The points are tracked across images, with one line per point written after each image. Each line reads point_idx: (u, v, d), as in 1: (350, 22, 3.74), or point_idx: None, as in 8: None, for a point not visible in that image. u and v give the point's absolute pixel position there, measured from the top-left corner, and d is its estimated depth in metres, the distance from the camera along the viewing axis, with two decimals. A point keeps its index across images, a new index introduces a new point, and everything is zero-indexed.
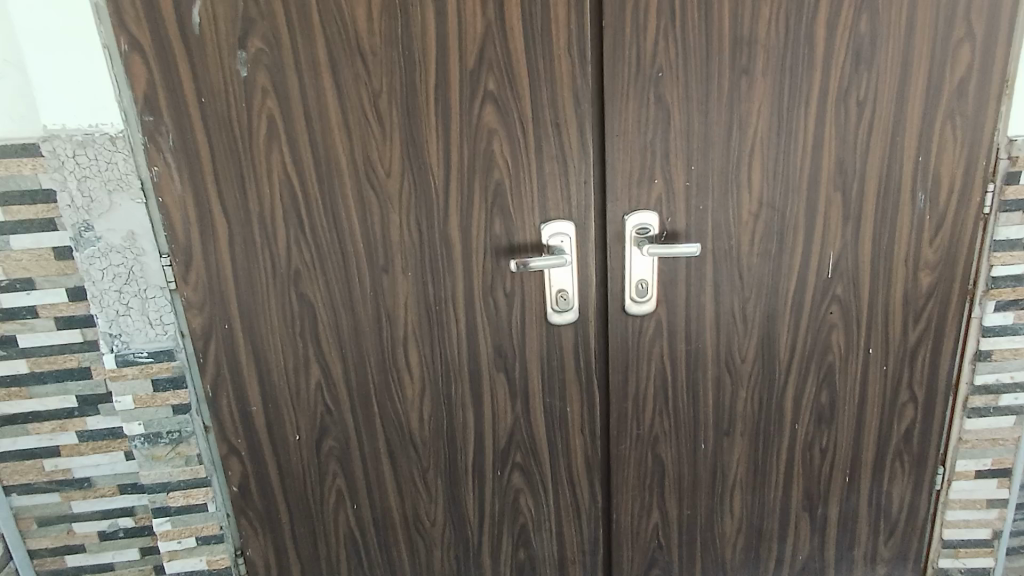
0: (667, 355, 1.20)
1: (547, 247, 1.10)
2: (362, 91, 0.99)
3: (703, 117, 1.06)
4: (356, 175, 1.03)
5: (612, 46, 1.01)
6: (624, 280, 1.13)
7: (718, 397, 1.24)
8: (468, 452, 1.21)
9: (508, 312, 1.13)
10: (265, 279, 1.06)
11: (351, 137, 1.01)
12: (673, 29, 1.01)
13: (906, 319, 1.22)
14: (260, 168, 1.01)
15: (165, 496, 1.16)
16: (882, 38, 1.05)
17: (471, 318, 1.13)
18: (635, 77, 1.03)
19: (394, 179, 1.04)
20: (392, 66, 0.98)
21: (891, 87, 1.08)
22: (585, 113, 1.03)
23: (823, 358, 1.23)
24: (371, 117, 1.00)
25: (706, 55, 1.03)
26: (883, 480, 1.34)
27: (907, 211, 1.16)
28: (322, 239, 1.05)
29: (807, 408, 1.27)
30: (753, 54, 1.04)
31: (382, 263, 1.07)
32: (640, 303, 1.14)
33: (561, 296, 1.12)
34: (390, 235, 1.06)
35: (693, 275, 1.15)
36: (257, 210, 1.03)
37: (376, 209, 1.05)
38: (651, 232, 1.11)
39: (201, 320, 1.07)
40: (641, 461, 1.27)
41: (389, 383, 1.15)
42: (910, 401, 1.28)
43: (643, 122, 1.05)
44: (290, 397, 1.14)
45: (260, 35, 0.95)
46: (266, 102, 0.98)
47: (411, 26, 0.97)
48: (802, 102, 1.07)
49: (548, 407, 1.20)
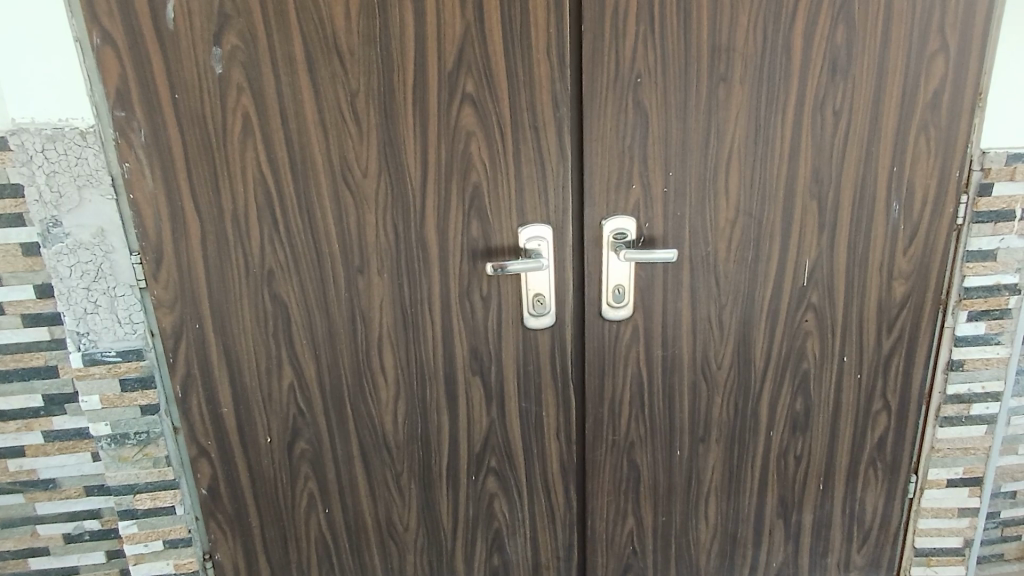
0: (643, 361, 1.20)
1: (525, 250, 1.09)
2: (339, 90, 0.98)
3: (681, 123, 1.06)
4: (332, 175, 1.02)
5: (591, 50, 1.01)
6: (601, 285, 1.13)
7: (694, 403, 1.24)
8: (443, 456, 1.20)
9: (484, 315, 1.12)
10: (237, 279, 1.05)
11: (328, 136, 1.00)
12: (652, 35, 1.01)
13: (880, 327, 1.24)
14: (234, 166, 0.99)
15: (131, 498, 1.14)
16: (857, 49, 1.06)
17: (447, 321, 1.12)
18: (613, 81, 1.03)
19: (370, 179, 1.03)
20: (370, 66, 0.98)
21: (867, 97, 1.09)
22: (564, 116, 1.03)
23: (798, 365, 1.24)
24: (347, 117, 1.00)
25: (685, 62, 1.03)
26: (857, 488, 1.35)
27: (882, 220, 1.17)
28: (296, 239, 1.04)
29: (782, 415, 1.27)
30: (731, 62, 1.04)
31: (358, 264, 1.07)
32: (617, 308, 1.14)
33: (538, 300, 1.12)
34: (366, 236, 1.05)
35: (671, 281, 1.15)
36: (231, 209, 1.01)
37: (352, 210, 1.04)
38: (628, 236, 1.11)
39: (172, 319, 1.06)
40: (617, 466, 1.26)
41: (363, 386, 1.14)
42: (883, 410, 1.30)
43: (622, 128, 1.05)
44: (262, 399, 1.12)
45: (236, 31, 0.94)
46: (241, 99, 0.97)
47: (389, 25, 0.96)
48: (779, 111, 1.08)
49: (524, 411, 1.20)
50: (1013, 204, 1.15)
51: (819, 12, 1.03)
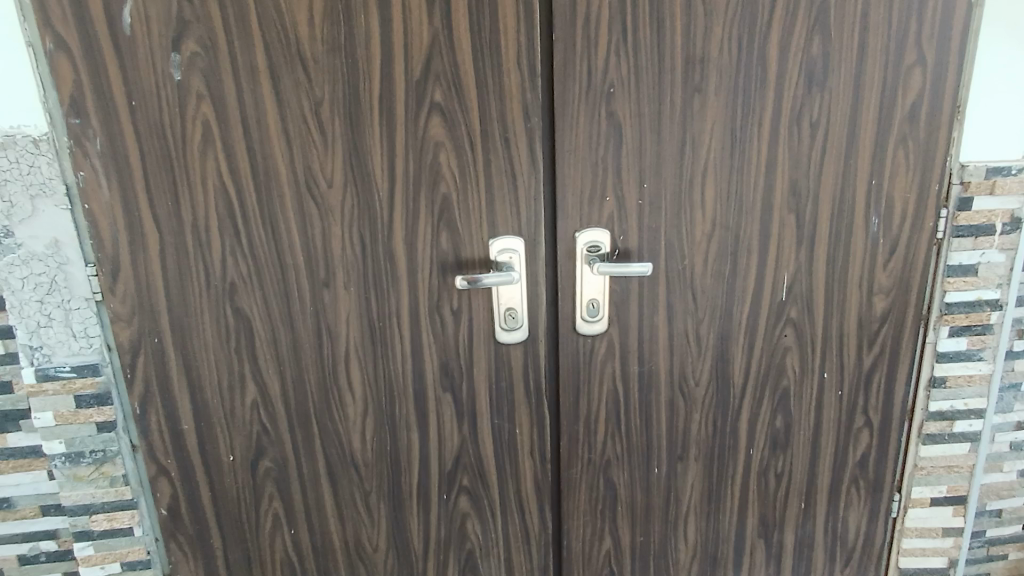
0: (619, 377, 1.17)
1: (496, 263, 1.06)
2: (304, 99, 0.96)
3: (656, 135, 1.04)
4: (296, 185, 0.99)
5: (563, 60, 0.99)
6: (575, 299, 1.11)
7: (673, 421, 1.21)
8: (413, 475, 1.17)
9: (455, 330, 1.09)
10: (197, 292, 1.01)
11: (291, 145, 0.97)
12: (625, 45, 0.99)
13: (860, 343, 1.22)
14: (194, 175, 0.96)
15: (87, 519, 1.10)
16: (834, 60, 1.04)
17: (416, 335, 1.09)
18: (586, 92, 1.01)
19: (336, 190, 1.00)
20: (335, 75, 0.95)
21: (844, 109, 1.07)
22: (535, 127, 1.01)
23: (778, 382, 1.22)
24: (312, 126, 0.97)
25: (659, 72, 1.01)
26: (839, 506, 1.33)
27: (862, 234, 1.15)
28: (259, 251, 1.01)
29: (761, 432, 1.25)
30: (705, 73, 1.02)
31: (324, 277, 1.04)
32: (591, 323, 1.12)
33: (510, 314, 1.09)
34: (331, 248, 1.02)
35: (646, 295, 1.12)
36: (191, 220, 0.98)
37: (317, 221, 1.01)
38: (602, 249, 1.08)
39: (129, 333, 1.02)
40: (593, 485, 1.23)
41: (329, 402, 1.10)
42: (865, 427, 1.28)
43: (595, 139, 1.03)
44: (224, 416, 1.09)
45: (195, 37, 0.91)
46: (200, 106, 0.94)
47: (355, 33, 0.94)
48: (754, 124, 1.06)
49: (496, 428, 1.16)
50: (993, 219, 1.14)
51: (794, 24, 1.02)
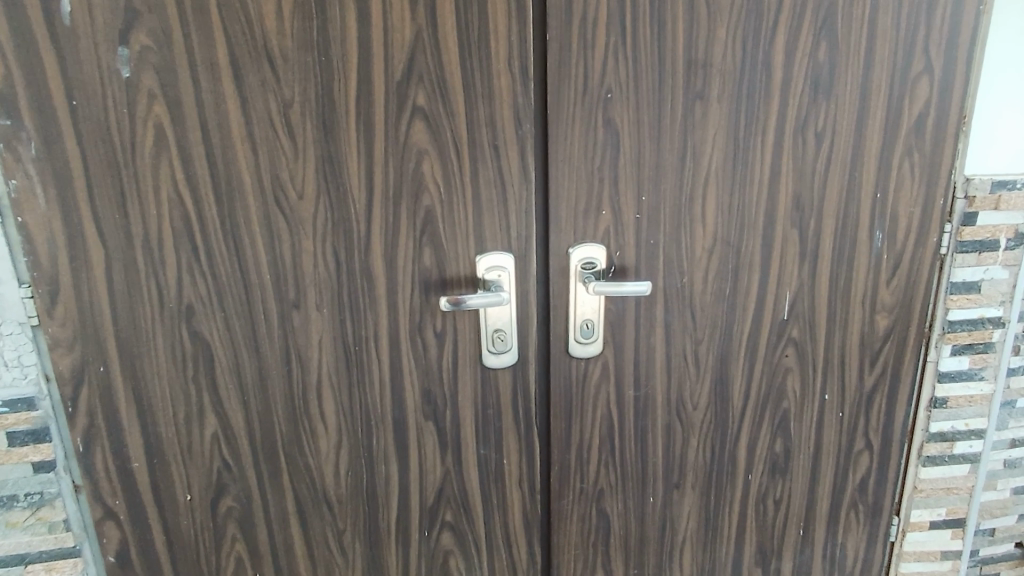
0: (614, 402, 1.09)
1: (483, 281, 0.98)
2: (271, 101, 0.86)
3: (655, 144, 0.97)
4: (262, 196, 0.89)
5: (557, 62, 0.91)
6: (568, 320, 1.03)
7: (669, 447, 1.14)
8: (391, 511, 1.07)
9: (438, 354, 1.00)
10: (149, 314, 0.90)
11: (257, 152, 0.87)
12: (624, 47, 0.92)
13: (862, 363, 1.16)
14: (145, 184, 0.86)
15: (22, 570, 0.98)
16: (840, 67, 0.99)
17: (396, 360, 0.99)
18: (581, 97, 0.93)
19: (307, 202, 0.90)
20: (307, 74, 0.86)
21: (850, 119, 1.02)
22: (526, 134, 0.93)
23: (778, 404, 1.16)
24: (280, 131, 0.87)
25: (659, 77, 0.94)
26: (837, 532, 1.27)
27: (865, 249, 1.10)
28: (220, 269, 0.90)
29: (760, 457, 1.19)
30: (708, 79, 0.96)
31: (293, 297, 0.94)
32: (585, 345, 1.04)
33: (498, 336, 1.00)
34: (302, 265, 0.92)
35: (643, 315, 1.05)
36: (142, 235, 0.87)
37: (286, 236, 0.91)
38: (597, 266, 1.01)
39: (70, 361, 0.90)
40: (585, 517, 1.15)
41: (299, 434, 1.00)
42: (865, 449, 1.23)
43: (591, 148, 0.95)
44: (180, 452, 0.97)
45: (146, 29, 0.81)
46: (153, 107, 0.83)
47: (329, 28, 0.85)
48: (757, 133, 1.00)
49: (482, 459, 1.08)
50: (997, 234, 1.10)
51: (800, 28, 0.96)
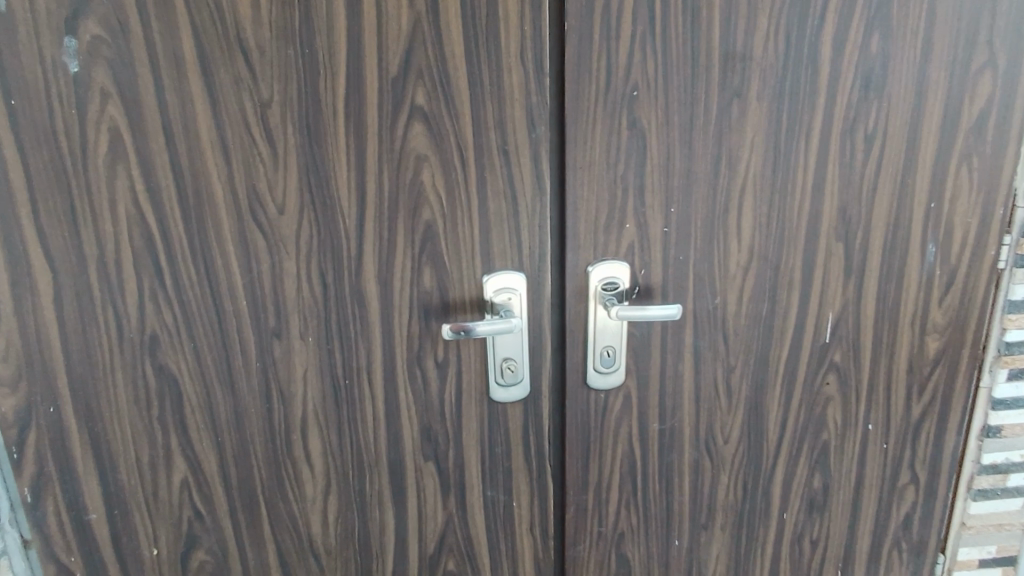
0: (637, 437, 0.97)
1: (491, 304, 0.86)
2: (245, 101, 0.74)
3: (686, 149, 0.86)
4: (237, 210, 0.77)
5: (576, 56, 0.79)
6: (586, 347, 0.91)
7: (697, 485, 1.02)
8: (387, 562, 0.95)
9: (440, 387, 0.89)
10: (106, 347, 0.78)
11: (229, 160, 0.75)
12: (652, 38, 0.80)
13: (909, 390, 1.05)
14: (99, 198, 0.74)
15: None
16: (894, 61, 0.87)
17: (391, 395, 0.88)
18: (603, 96, 0.81)
19: (289, 217, 0.78)
20: (287, 69, 0.74)
21: (903, 119, 0.90)
22: (541, 138, 0.81)
23: (817, 436, 1.04)
24: (257, 135, 0.75)
25: (691, 73, 0.83)
26: (877, 573, 1.16)
27: (916, 265, 0.98)
28: (188, 295, 0.78)
29: (796, 494, 1.07)
30: (747, 74, 0.84)
31: (273, 325, 0.82)
32: (605, 375, 0.92)
33: (508, 366, 0.88)
34: (283, 289, 0.81)
35: (670, 341, 0.93)
36: (96, 256, 0.75)
37: (265, 256, 0.79)
38: (620, 286, 0.89)
39: (15, 402, 0.78)
40: (603, 563, 1.03)
41: (282, 479, 0.88)
42: (911, 483, 1.11)
43: (613, 154, 0.84)
44: (145, 501, 0.85)
45: (97, 16, 0.69)
46: (106, 108, 0.71)
47: (312, 16, 0.73)
48: (800, 136, 0.89)
49: (489, 502, 0.96)
50: None
51: (851, 17, 0.84)
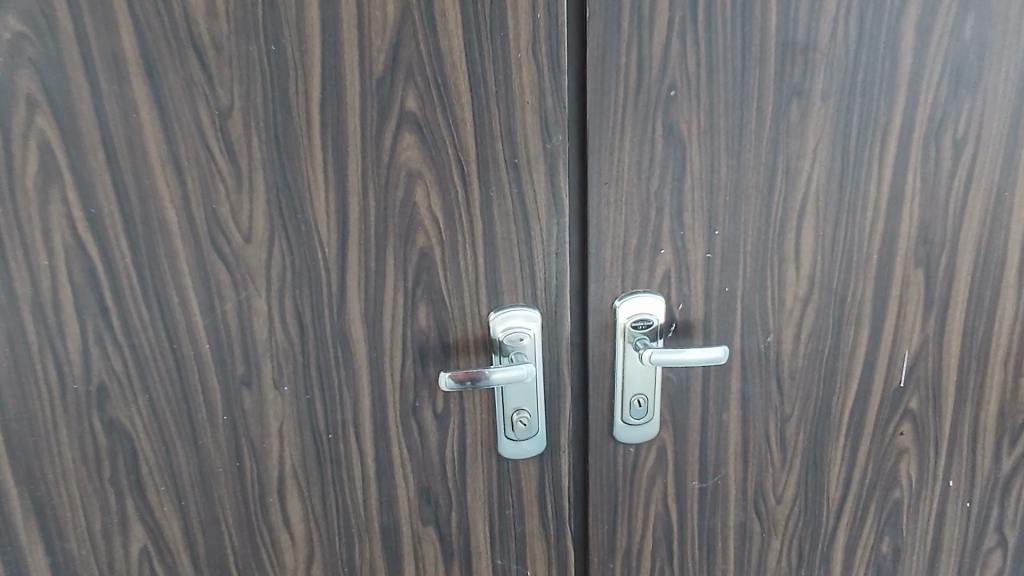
0: (672, 495, 0.83)
1: (498, 346, 0.72)
2: (200, 110, 0.61)
3: (734, 159, 0.71)
4: (194, 239, 0.65)
5: (600, 49, 0.66)
6: (613, 394, 0.77)
7: (743, 550, 0.88)
8: None
9: (440, 441, 0.75)
10: (46, 400, 0.67)
11: (184, 180, 0.63)
12: (694, 27, 0.66)
13: (999, 441, 0.88)
14: (29, 227, 0.62)
15: None
16: (993, 49, 0.71)
17: (383, 451, 0.75)
18: (634, 97, 0.67)
19: (257, 246, 0.66)
20: (250, 71, 0.61)
21: (1002, 120, 0.74)
22: (558, 148, 0.67)
23: (887, 494, 0.88)
24: (216, 150, 0.63)
25: (741, 68, 0.69)
26: None
27: (1014, 295, 0.81)
28: (141, 338, 0.66)
29: (860, 559, 0.91)
30: (810, 68, 0.69)
31: (242, 373, 0.69)
32: (635, 427, 0.78)
33: (520, 418, 0.74)
34: (253, 331, 0.68)
35: (713, 385, 0.79)
36: (29, 295, 0.64)
37: (230, 293, 0.67)
38: (654, 324, 0.75)
39: None
40: None
41: (258, 546, 0.76)
42: (998, 547, 0.94)
43: (646, 166, 0.70)
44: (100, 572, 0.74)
45: (18, 10, 0.57)
46: (35, 120, 0.59)
47: (279, 5, 0.60)
48: (874, 142, 0.73)
49: (499, 571, 0.82)
50: None
51: None
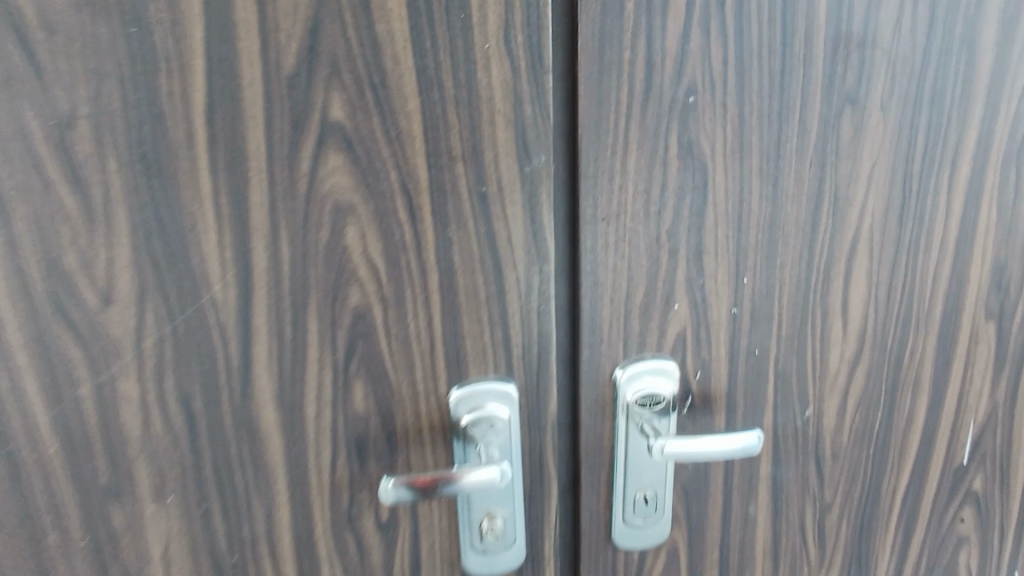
0: None
1: (463, 434, 0.54)
2: (29, 118, 0.43)
3: (769, 186, 0.55)
4: (30, 300, 0.46)
5: (597, 40, 0.49)
6: (613, 487, 0.60)
7: None
8: None
9: (388, 555, 0.58)
10: None
11: (10, 217, 0.44)
12: (720, 12, 0.50)
13: None
14: None
15: None
16: None
17: (312, 568, 0.57)
18: (641, 106, 0.51)
19: (121, 310, 0.47)
20: (100, 63, 0.42)
21: None
22: (540, 173, 0.50)
23: None
24: (56, 176, 0.44)
25: (780, 68, 0.52)
26: None
27: None
28: None
29: None
30: (867, 70, 0.54)
31: (107, 477, 0.51)
32: (641, 527, 0.61)
33: (491, 525, 0.56)
34: (122, 424, 0.50)
35: (738, 471, 0.62)
36: None
37: (86, 373, 0.48)
38: (664, 400, 0.58)
39: None
40: None
41: None
42: None
43: (656, 197, 0.53)
44: None
45: None
46: None
47: None
48: (942, 164, 0.58)
49: None
50: None
51: None
